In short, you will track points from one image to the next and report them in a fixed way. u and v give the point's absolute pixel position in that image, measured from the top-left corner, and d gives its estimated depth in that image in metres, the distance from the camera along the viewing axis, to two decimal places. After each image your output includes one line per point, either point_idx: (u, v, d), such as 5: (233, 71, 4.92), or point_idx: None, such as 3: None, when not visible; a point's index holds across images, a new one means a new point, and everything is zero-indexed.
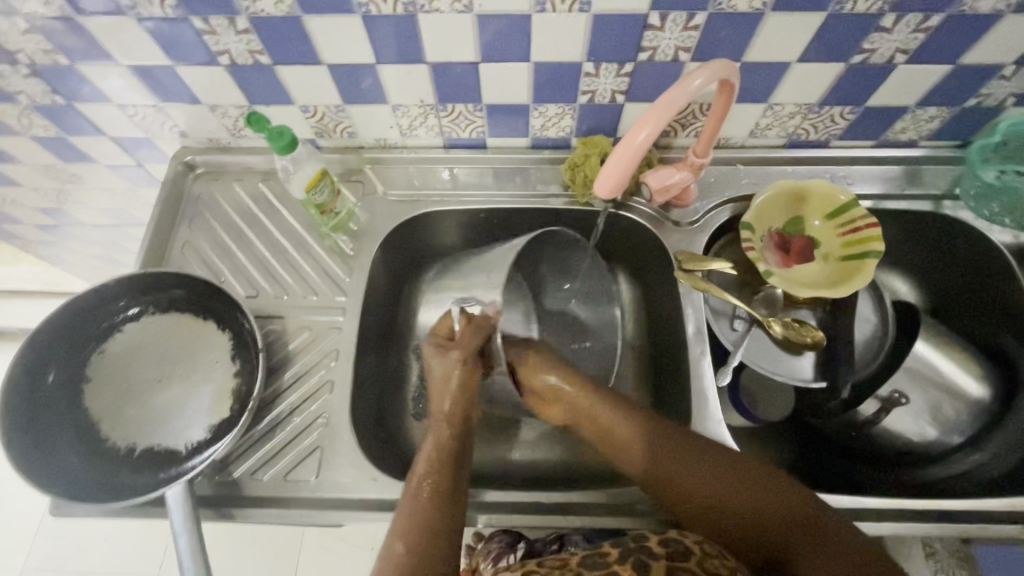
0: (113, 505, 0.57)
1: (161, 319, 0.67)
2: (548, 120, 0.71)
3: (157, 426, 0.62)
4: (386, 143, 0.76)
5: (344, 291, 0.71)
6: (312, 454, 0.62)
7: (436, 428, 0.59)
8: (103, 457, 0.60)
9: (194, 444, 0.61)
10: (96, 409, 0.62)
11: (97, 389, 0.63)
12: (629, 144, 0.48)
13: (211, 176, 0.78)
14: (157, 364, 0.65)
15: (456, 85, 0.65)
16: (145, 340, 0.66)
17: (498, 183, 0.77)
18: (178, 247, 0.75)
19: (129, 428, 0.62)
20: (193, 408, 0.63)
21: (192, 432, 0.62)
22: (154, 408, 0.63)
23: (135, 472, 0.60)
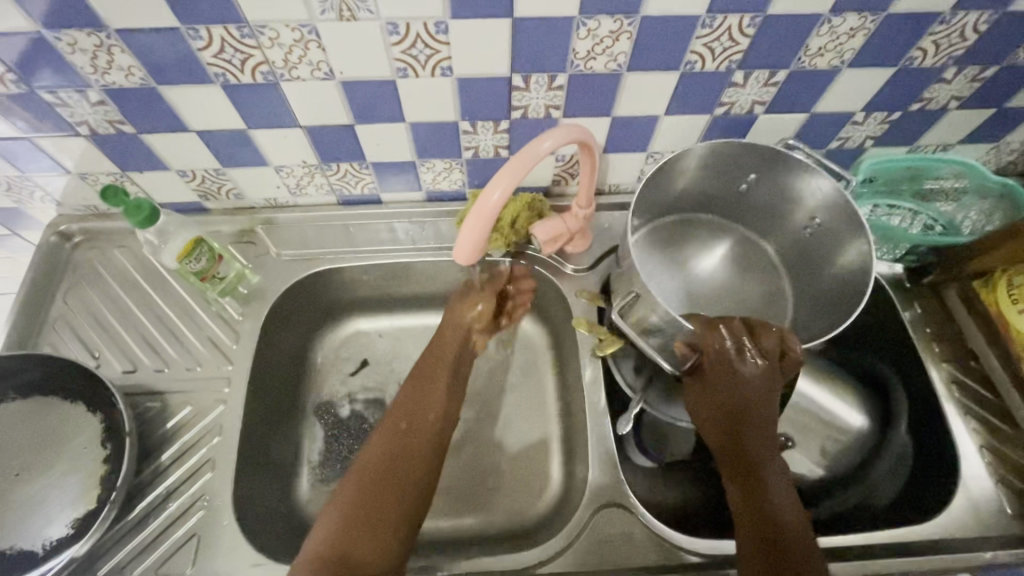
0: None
1: (22, 406, 0.62)
2: (438, 175, 0.71)
3: (10, 525, 0.57)
4: (276, 203, 0.74)
5: (232, 360, 0.68)
6: (189, 541, 0.58)
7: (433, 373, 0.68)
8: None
9: (53, 542, 0.56)
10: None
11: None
12: (485, 203, 0.48)
13: (90, 244, 0.74)
14: (14, 456, 0.60)
15: (337, 146, 0.64)
16: (2, 429, 0.61)
17: (396, 237, 0.76)
18: (50, 322, 0.70)
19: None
20: (54, 501, 0.58)
21: (52, 529, 0.57)
22: (8, 505, 0.58)
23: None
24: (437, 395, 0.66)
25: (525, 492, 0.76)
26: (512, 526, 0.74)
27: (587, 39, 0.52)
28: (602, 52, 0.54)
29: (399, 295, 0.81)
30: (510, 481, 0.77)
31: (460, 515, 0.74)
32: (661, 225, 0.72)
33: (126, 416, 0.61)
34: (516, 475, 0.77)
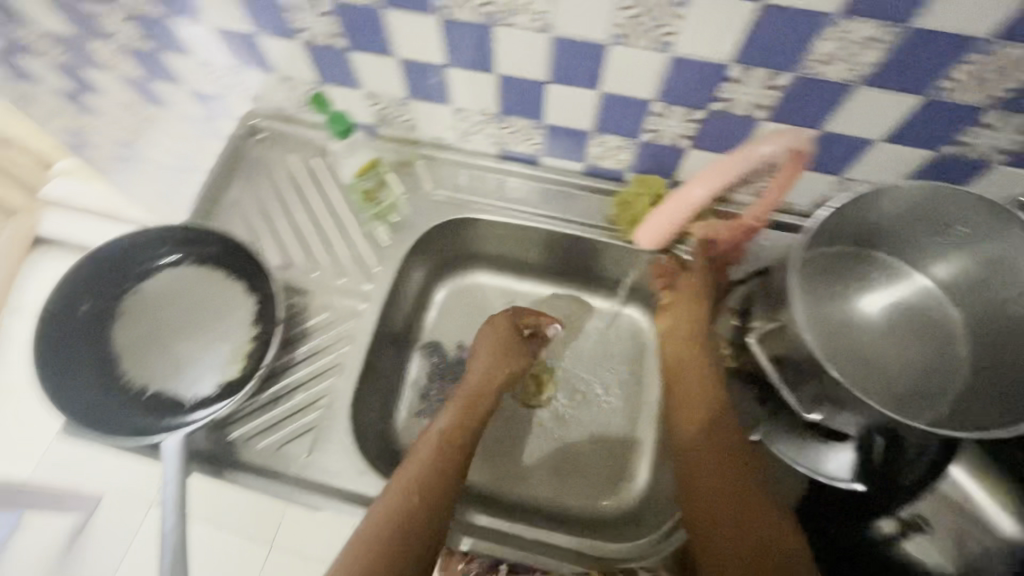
0: (116, 444, 0.59)
1: (195, 272, 0.69)
2: (606, 150, 0.69)
3: (171, 372, 0.65)
4: (441, 142, 0.76)
5: (372, 280, 0.72)
6: (307, 432, 0.64)
7: (436, 449, 0.63)
8: (116, 390, 0.63)
9: (201, 397, 0.64)
10: (122, 343, 0.65)
11: (126, 326, 0.66)
12: (684, 197, 0.59)
13: (271, 142, 0.81)
14: (184, 313, 0.68)
15: (522, 100, 0.64)
16: (177, 289, 0.68)
17: (543, 202, 0.76)
18: (226, 204, 0.77)
19: (146, 367, 0.65)
20: (208, 362, 0.65)
21: (201, 386, 0.64)
22: (172, 355, 0.66)
23: (140, 411, 0.62)
24: (437, 471, 0.61)
25: (602, 484, 0.75)
26: (581, 513, 0.74)
27: (833, 42, 0.48)
28: (842, 59, 0.49)
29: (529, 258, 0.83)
30: (590, 468, 0.77)
31: (535, 486, 0.76)
32: (839, 250, 0.65)
33: (277, 305, 0.67)
34: (600, 464, 0.77)
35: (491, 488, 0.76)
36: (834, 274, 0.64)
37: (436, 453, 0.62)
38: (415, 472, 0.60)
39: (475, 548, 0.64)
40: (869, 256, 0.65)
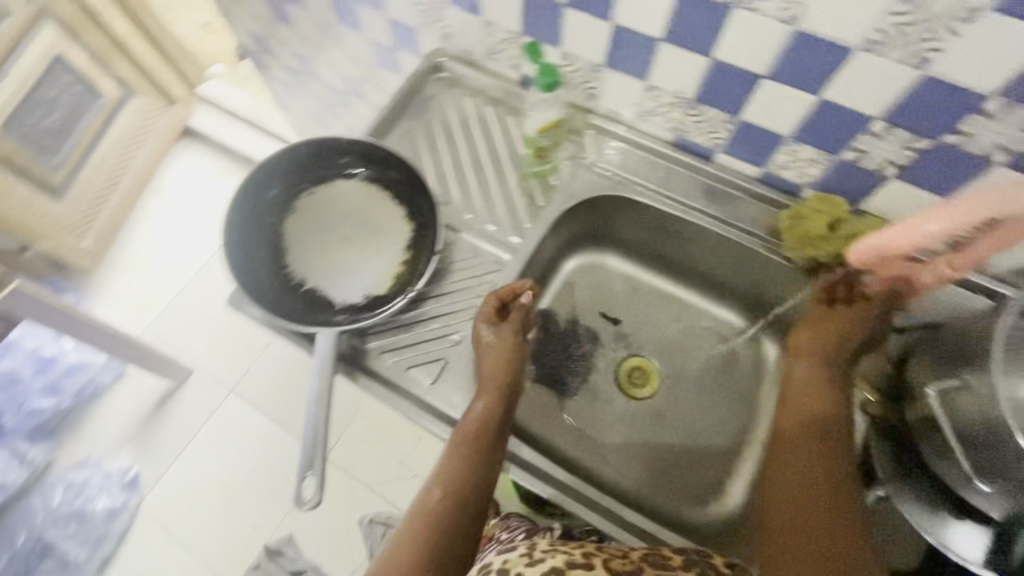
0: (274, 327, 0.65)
1: (363, 189, 0.73)
2: (793, 160, 0.66)
3: (328, 274, 0.70)
4: (617, 117, 0.75)
5: (520, 235, 0.74)
6: (436, 361, 0.67)
7: (460, 446, 0.60)
8: (279, 279, 0.68)
9: (350, 304, 0.69)
10: (291, 237, 0.70)
11: (296, 223, 0.71)
12: (911, 231, 0.59)
13: (450, 83, 0.83)
14: (347, 224, 0.72)
15: (727, 90, 0.62)
16: (347, 200, 0.72)
17: (705, 199, 0.74)
18: (398, 132, 0.81)
19: (307, 265, 0.70)
20: (361, 274, 0.70)
21: (352, 294, 0.69)
22: (331, 259, 0.70)
23: (297, 303, 0.67)
24: (465, 469, 0.58)
25: (687, 489, 0.75)
26: (661, 510, 0.73)
27: None
28: None
29: (670, 250, 0.82)
30: (678, 470, 0.76)
31: (621, 468, 0.76)
32: None
33: (433, 238, 0.70)
34: (693, 469, 0.76)
35: (580, 458, 0.76)
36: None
37: (461, 445, 0.60)
38: (445, 471, 0.59)
39: (564, 501, 0.63)
40: None
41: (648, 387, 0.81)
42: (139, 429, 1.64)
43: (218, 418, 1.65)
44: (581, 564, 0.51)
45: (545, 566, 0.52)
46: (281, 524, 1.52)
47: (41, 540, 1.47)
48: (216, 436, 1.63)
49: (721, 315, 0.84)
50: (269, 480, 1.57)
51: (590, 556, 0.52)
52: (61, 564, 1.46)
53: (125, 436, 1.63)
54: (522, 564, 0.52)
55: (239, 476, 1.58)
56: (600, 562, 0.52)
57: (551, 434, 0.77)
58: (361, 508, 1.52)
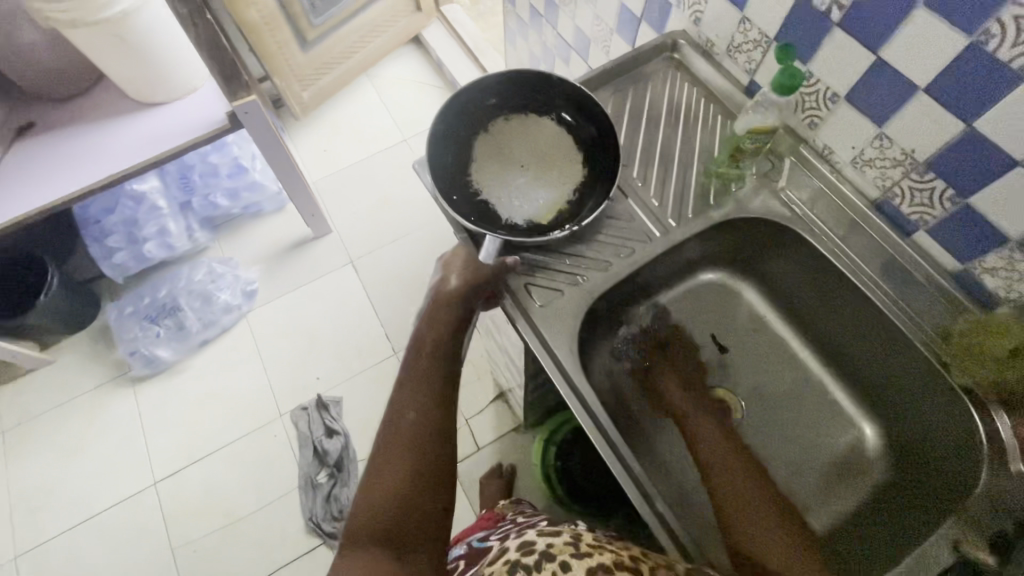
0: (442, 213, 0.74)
1: (553, 131, 0.79)
2: (1005, 269, 0.60)
3: (500, 193, 0.77)
4: (826, 155, 0.73)
5: (677, 222, 0.75)
6: (552, 291, 0.71)
7: (405, 388, 0.65)
8: (459, 179, 0.77)
9: (511, 223, 0.76)
10: (478, 153, 0.79)
11: (485, 142, 0.79)
12: None
13: (677, 66, 0.86)
14: (528, 155, 0.79)
15: (967, 166, 0.58)
16: (534, 130, 0.80)
17: (879, 270, 0.69)
18: (609, 90, 0.85)
19: (484, 177, 0.78)
20: (529, 201, 0.77)
21: (516, 216, 0.76)
22: (507, 180, 0.78)
23: (464, 201, 0.76)
24: (414, 401, 0.64)
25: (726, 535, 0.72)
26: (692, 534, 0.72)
27: None
28: None
29: (817, 306, 0.78)
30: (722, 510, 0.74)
31: (664, 478, 0.76)
32: None
33: (601, 192, 0.76)
34: None
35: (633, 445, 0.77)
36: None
37: (413, 382, 0.66)
38: (401, 409, 0.64)
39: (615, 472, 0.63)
40: None
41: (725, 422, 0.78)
42: (274, 255, 1.91)
43: (332, 277, 1.87)
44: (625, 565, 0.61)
45: (592, 559, 0.62)
46: (338, 385, 1.71)
47: (174, 302, 1.76)
48: (324, 290, 1.85)
49: (835, 395, 0.78)
50: (345, 345, 1.76)
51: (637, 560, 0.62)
52: (177, 326, 1.75)
53: (262, 255, 1.91)
54: (569, 553, 0.63)
55: (325, 331, 1.79)
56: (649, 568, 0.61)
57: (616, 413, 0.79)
58: None
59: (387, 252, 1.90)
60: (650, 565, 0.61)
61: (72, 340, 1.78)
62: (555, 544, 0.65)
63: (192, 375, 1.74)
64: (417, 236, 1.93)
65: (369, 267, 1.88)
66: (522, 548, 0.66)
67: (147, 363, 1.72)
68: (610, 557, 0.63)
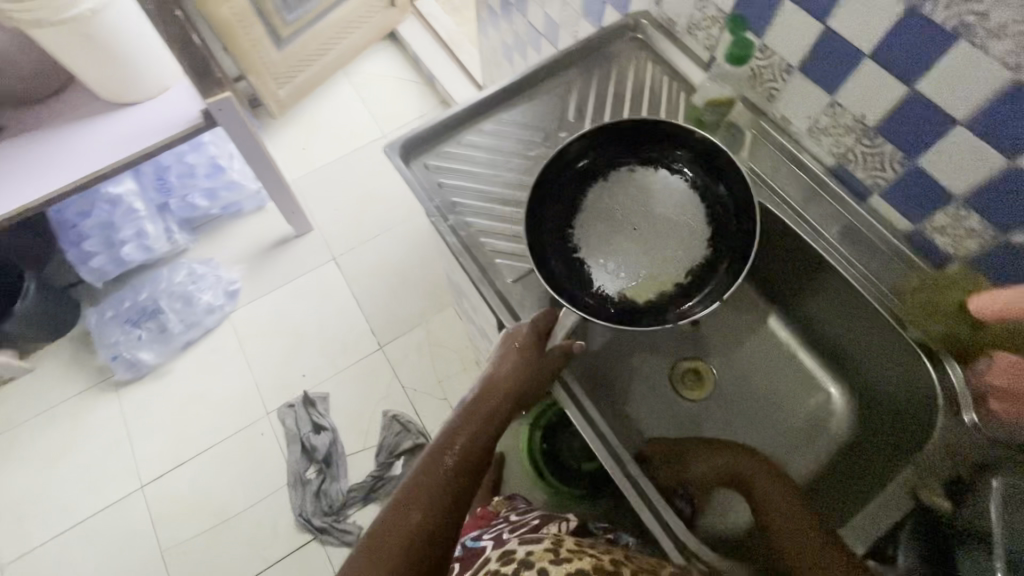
0: (416, 195, 0.76)
1: (661, 185, 0.72)
2: (953, 226, 0.62)
3: (589, 223, 0.72)
4: (785, 127, 0.75)
5: None
6: (522, 265, 0.72)
7: (428, 475, 0.60)
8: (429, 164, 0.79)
9: (592, 266, 0.71)
10: (590, 205, 0.73)
11: (596, 194, 0.73)
12: None
13: (641, 45, 0.87)
14: (643, 219, 0.72)
15: (913, 128, 0.60)
16: (672, 215, 0.72)
17: (838, 235, 0.72)
18: (575, 71, 0.86)
19: (456, 159, 0.80)
20: (624, 263, 0.71)
21: (607, 278, 0.70)
22: (614, 241, 0.71)
23: (437, 183, 0.78)
24: (432, 498, 0.58)
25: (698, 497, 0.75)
26: None
27: None
28: None
29: (784, 275, 0.80)
30: None
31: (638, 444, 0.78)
32: None
33: (713, 286, 0.70)
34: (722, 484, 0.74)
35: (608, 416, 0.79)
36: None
37: (436, 473, 0.60)
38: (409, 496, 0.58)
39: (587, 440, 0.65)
40: None
41: (697, 392, 0.80)
42: (255, 255, 1.90)
43: (315, 274, 1.87)
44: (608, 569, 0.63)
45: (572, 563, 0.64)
46: (324, 381, 1.71)
47: (155, 304, 1.75)
48: (307, 288, 1.85)
49: (803, 362, 0.81)
50: (330, 342, 1.76)
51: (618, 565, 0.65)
52: (159, 328, 1.74)
53: (243, 255, 1.90)
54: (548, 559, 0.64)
55: (310, 329, 1.79)
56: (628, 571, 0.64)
57: None
58: (391, 403, 1.67)
59: (369, 248, 1.90)
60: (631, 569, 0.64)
61: (52, 348, 1.77)
62: (535, 551, 0.66)
63: (177, 378, 1.73)
64: (399, 231, 1.93)
65: (352, 262, 1.88)
66: (505, 557, 0.68)
67: (129, 367, 1.71)
68: (589, 561, 0.64)
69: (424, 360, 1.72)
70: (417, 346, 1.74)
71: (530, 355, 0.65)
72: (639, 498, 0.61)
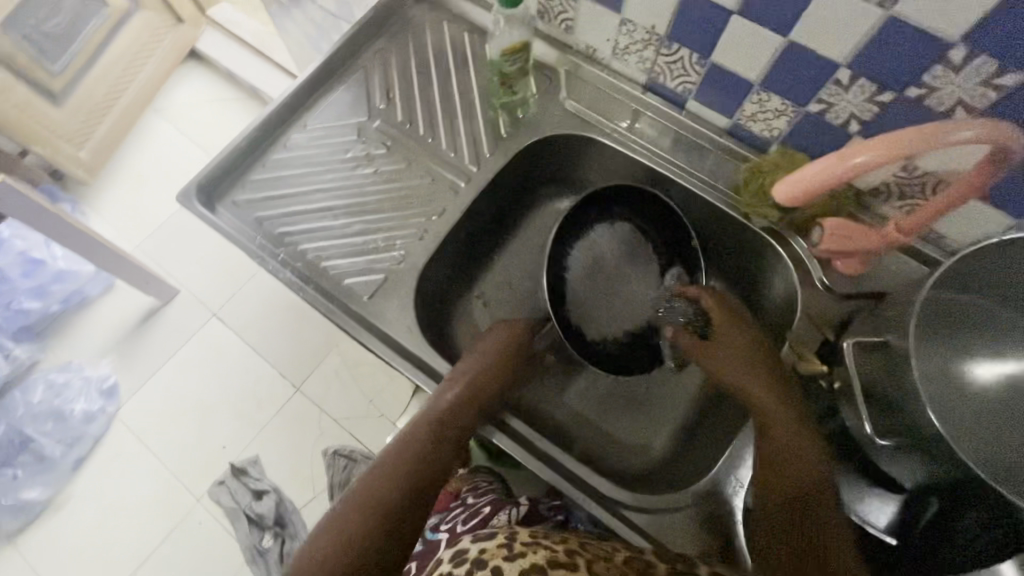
0: (233, 240, 0.67)
1: (650, 294, 0.76)
2: (761, 111, 0.64)
3: (581, 258, 0.78)
4: (592, 54, 0.73)
5: (479, 166, 0.73)
6: (375, 278, 0.67)
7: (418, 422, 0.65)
8: (241, 201, 0.69)
9: (574, 305, 0.77)
10: (594, 240, 0.78)
11: (621, 227, 0.78)
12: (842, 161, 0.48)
13: (431, 5, 0.81)
14: (637, 283, 0.77)
15: (697, 27, 0.60)
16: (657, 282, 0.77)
17: (671, 148, 0.72)
18: (371, 51, 0.78)
19: (267, 185, 0.70)
20: (607, 308, 0.76)
21: (586, 314, 0.76)
22: (598, 279, 0.77)
23: (255, 219, 0.69)
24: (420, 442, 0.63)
25: (624, 439, 0.76)
26: (592, 452, 0.75)
27: None
28: None
29: None
30: (614, 419, 0.77)
31: (556, 410, 0.78)
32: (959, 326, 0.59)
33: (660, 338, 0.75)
34: (634, 423, 0.77)
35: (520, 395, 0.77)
36: (971, 331, 0.59)
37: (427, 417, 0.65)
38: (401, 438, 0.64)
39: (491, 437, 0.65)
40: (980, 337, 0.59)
41: None
42: (122, 340, 1.68)
43: (199, 338, 1.69)
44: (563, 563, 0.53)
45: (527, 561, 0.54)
46: (248, 446, 1.57)
47: (19, 435, 1.52)
48: (195, 355, 1.67)
49: None
50: (241, 403, 1.62)
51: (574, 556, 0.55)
52: (36, 458, 1.51)
53: (107, 345, 1.68)
54: (501, 557, 0.54)
55: (212, 397, 1.62)
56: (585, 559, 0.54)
57: None
58: (327, 440, 1.57)
59: (248, 290, 1.73)
60: (586, 557, 0.55)
61: None
62: (486, 547, 0.56)
63: (78, 502, 1.53)
64: None
65: (235, 311, 1.71)
66: (455, 557, 0.57)
67: (15, 513, 1.48)
68: (545, 554, 0.54)
69: (347, 385, 1.63)
70: (334, 373, 1.64)
71: (517, 338, 0.72)
72: (559, 475, 0.64)
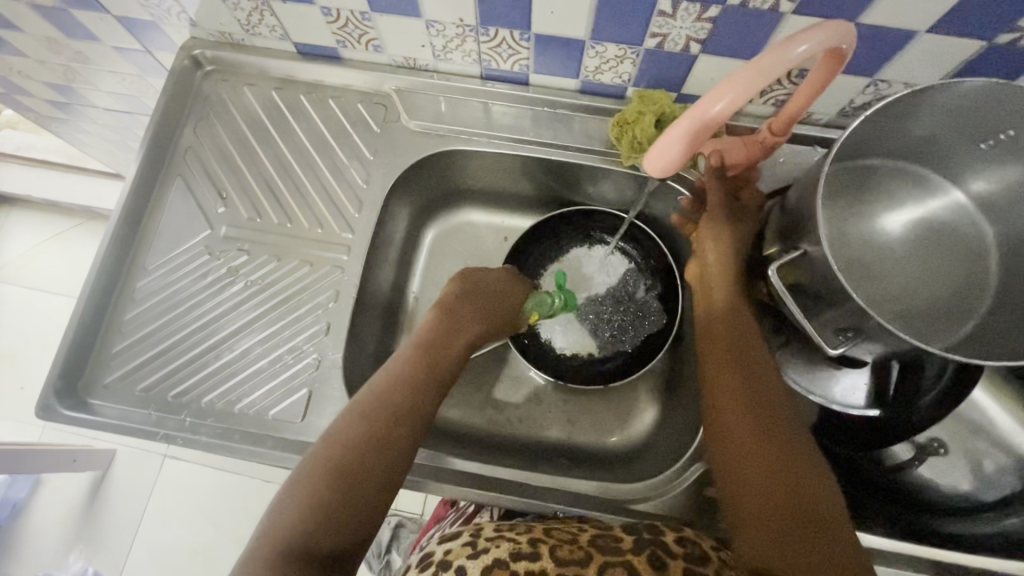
0: (126, 431, 0.58)
1: (603, 264, 0.78)
2: (602, 62, 0.60)
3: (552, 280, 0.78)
4: (415, 64, 0.67)
5: (353, 229, 0.66)
6: (298, 391, 0.60)
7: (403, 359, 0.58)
8: (116, 383, 0.61)
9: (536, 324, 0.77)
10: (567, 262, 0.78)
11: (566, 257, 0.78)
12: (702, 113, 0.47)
13: (222, 76, 0.71)
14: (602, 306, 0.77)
15: (505, 6, 0.54)
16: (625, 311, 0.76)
17: (534, 128, 0.69)
18: (180, 153, 0.68)
19: (135, 350, 0.62)
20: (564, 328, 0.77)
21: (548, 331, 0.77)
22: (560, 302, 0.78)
23: (140, 394, 0.60)
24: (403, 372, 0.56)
25: (613, 423, 0.75)
26: (592, 450, 0.74)
27: None
28: None
29: (529, 185, 0.76)
30: (598, 407, 0.76)
31: (543, 429, 0.75)
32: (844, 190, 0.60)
33: (625, 361, 0.75)
34: (608, 403, 0.76)
35: (502, 429, 0.75)
36: (863, 196, 0.60)
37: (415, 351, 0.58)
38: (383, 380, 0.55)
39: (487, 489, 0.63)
40: (873, 194, 0.60)
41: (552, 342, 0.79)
42: (78, 529, 1.52)
43: (157, 488, 1.54)
44: (526, 553, 0.48)
45: (488, 555, 0.49)
46: None
47: None
48: (164, 506, 1.52)
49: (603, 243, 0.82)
50: (235, 527, 1.51)
51: (537, 543, 0.50)
52: None
53: (64, 540, 1.52)
54: (465, 554, 0.50)
55: (203, 537, 1.50)
56: (545, 547, 0.50)
57: (466, 412, 0.76)
58: None
59: None
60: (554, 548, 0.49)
61: None
62: (450, 549, 0.52)
63: None
64: None
65: None
66: (420, 562, 0.54)
67: None
68: (506, 547, 0.50)
69: None
70: None
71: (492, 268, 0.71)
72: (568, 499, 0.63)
